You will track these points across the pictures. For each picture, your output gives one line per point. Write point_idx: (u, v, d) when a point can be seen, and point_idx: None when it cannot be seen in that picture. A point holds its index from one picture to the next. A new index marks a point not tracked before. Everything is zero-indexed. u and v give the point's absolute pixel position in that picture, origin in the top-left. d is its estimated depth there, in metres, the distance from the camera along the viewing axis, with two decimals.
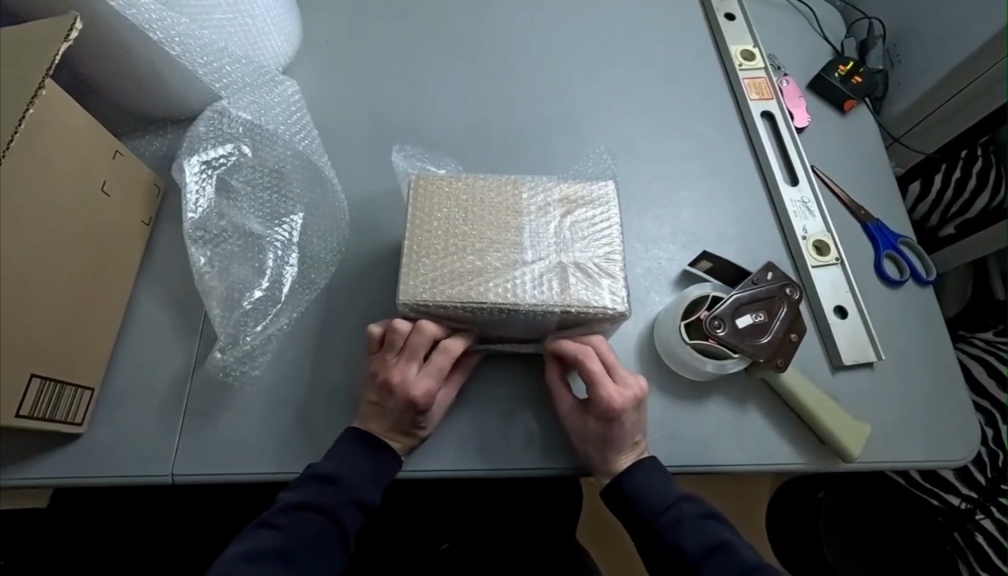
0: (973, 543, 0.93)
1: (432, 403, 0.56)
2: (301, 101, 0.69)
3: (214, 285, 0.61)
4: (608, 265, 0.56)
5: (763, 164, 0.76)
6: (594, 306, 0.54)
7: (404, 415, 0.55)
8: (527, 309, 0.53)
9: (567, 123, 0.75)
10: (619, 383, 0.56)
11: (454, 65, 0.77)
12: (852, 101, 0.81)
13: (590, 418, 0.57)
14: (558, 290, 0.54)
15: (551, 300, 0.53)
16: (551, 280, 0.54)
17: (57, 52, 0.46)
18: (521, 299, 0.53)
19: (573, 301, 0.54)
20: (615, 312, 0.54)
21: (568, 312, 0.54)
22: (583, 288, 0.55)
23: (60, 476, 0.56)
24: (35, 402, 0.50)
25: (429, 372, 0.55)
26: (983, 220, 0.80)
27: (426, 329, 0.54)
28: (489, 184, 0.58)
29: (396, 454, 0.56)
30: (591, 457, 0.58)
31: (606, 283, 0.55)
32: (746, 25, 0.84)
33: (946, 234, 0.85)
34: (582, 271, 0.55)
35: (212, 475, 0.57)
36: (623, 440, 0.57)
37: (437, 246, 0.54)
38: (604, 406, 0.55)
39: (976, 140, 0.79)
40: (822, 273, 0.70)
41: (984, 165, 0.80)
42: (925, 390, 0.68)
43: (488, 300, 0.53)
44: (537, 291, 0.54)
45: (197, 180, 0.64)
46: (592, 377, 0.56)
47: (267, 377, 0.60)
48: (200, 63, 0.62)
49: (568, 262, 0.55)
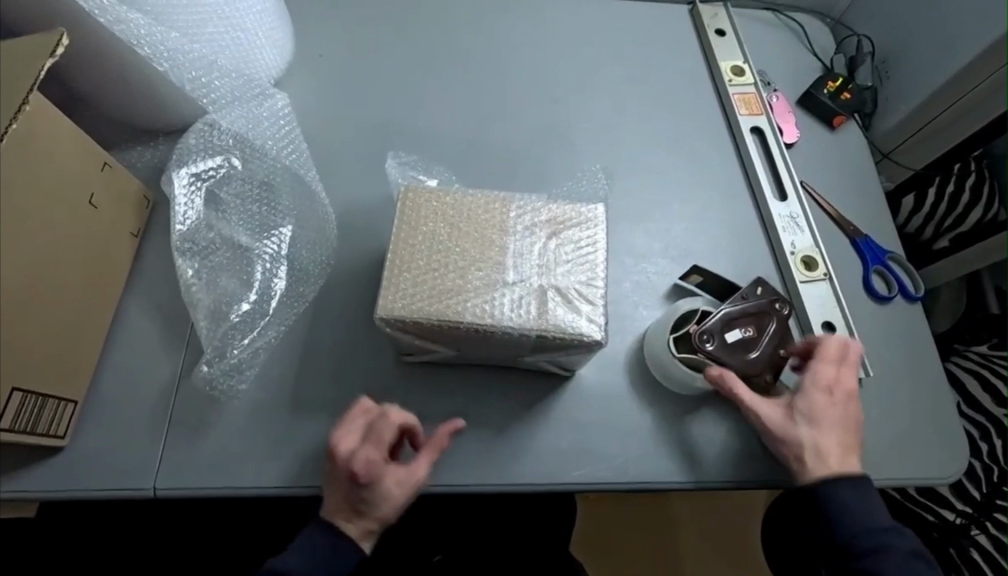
0: (967, 556, 0.91)
1: (378, 479, 0.53)
2: (291, 115, 0.70)
3: (201, 297, 0.61)
4: (590, 292, 0.53)
5: (753, 180, 0.76)
6: (572, 333, 0.51)
7: (349, 488, 0.54)
8: (502, 333, 0.51)
9: (559, 137, 0.76)
10: (846, 370, 0.61)
11: (445, 76, 0.78)
12: (840, 117, 0.81)
13: (819, 412, 0.59)
14: (536, 315, 0.51)
15: (528, 323, 0.51)
16: (530, 304, 0.52)
17: (43, 65, 0.47)
18: (498, 320, 0.51)
19: (551, 325, 0.51)
20: (592, 341, 0.51)
21: (544, 338, 0.51)
22: (563, 315, 0.52)
23: (42, 489, 0.55)
24: (17, 414, 0.50)
25: (370, 444, 0.54)
26: (979, 232, 0.83)
27: (392, 415, 0.55)
28: (476, 201, 0.55)
29: (354, 540, 0.55)
30: (818, 450, 0.58)
31: (586, 309, 0.52)
32: (736, 41, 0.85)
33: (940, 246, 0.87)
34: (562, 296, 0.52)
35: (196, 490, 0.56)
36: (845, 435, 0.59)
37: (420, 262, 0.52)
38: (827, 382, 0.60)
39: (969, 155, 0.81)
40: (811, 288, 0.70)
41: (977, 179, 0.82)
42: (914, 405, 0.68)
43: (465, 320, 0.50)
44: (514, 314, 0.51)
45: (186, 193, 0.64)
46: (823, 354, 0.62)
47: (253, 390, 0.60)
48: (189, 77, 0.62)
49: (550, 286, 0.53)
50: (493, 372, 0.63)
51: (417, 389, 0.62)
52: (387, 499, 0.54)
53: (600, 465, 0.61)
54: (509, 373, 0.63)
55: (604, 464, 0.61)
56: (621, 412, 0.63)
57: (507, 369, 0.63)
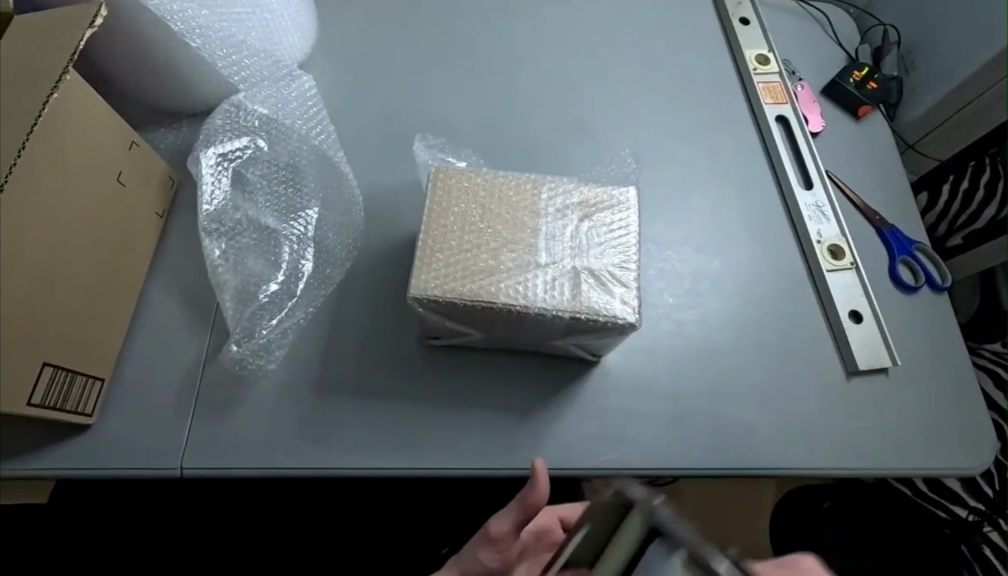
0: (979, 553, 0.95)
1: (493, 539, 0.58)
2: (318, 96, 0.70)
3: (228, 277, 0.61)
4: (623, 274, 0.52)
5: (778, 168, 0.76)
6: (606, 315, 0.51)
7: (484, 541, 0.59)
8: (536, 314, 0.51)
9: (582, 126, 0.75)
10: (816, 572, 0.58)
11: (471, 60, 0.77)
12: (866, 106, 0.81)
13: None
14: (570, 297, 0.51)
15: (562, 305, 0.51)
16: (564, 286, 0.51)
17: (81, 37, 0.48)
18: (532, 301, 0.51)
19: (584, 307, 0.51)
20: (626, 323, 0.51)
21: (577, 320, 0.51)
22: (596, 296, 0.51)
23: (72, 469, 0.55)
24: (47, 389, 0.50)
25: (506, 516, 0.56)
26: (991, 230, 0.83)
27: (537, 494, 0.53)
28: (508, 181, 0.55)
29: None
30: None
31: (620, 292, 0.52)
32: (760, 30, 0.84)
33: (953, 243, 0.88)
34: (595, 278, 0.52)
35: (222, 470, 0.56)
36: None
37: (453, 241, 0.52)
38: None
39: (983, 154, 0.80)
40: (837, 277, 0.70)
41: (991, 176, 0.82)
42: (941, 396, 0.67)
43: (498, 301, 0.50)
44: (548, 296, 0.51)
45: (213, 173, 0.63)
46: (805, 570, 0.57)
47: (282, 371, 0.60)
48: (220, 55, 0.62)
49: (583, 267, 0.52)
50: (521, 357, 0.63)
51: (444, 372, 0.61)
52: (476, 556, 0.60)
53: (628, 452, 0.60)
54: (536, 358, 0.63)
55: (630, 450, 0.60)
56: (649, 398, 0.63)
57: (533, 354, 0.63)
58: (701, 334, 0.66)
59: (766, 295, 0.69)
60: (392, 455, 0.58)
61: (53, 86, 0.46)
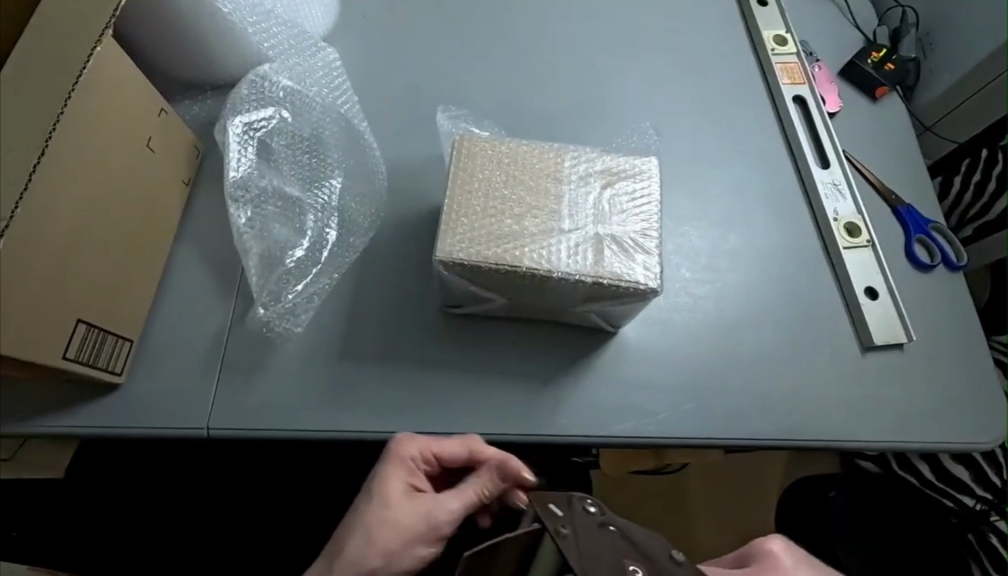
0: (986, 543, 0.93)
1: (432, 523, 0.54)
2: (342, 67, 0.71)
3: (254, 244, 0.62)
4: (645, 241, 0.53)
5: (795, 147, 0.76)
6: (628, 281, 0.52)
7: (412, 532, 0.54)
8: (559, 278, 0.52)
9: (601, 102, 0.76)
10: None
11: (491, 36, 0.78)
12: (884, 88, 0.81)
13: None
14: (593, 262, 0.52)
15: (585, 270, 0.51)
16: (587, 251, 0.52)
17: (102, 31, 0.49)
18: (555, 267, 0.51)
19: (606, 273, 0.52)
20: (648, 289, 0.52)
21: (599, 285, 0.52)
22: (618, 262, 0.52)
23: (101, 425, 0.56)
24: (80, 345, 0.52)
25: (451, 494, 0.55)
26: (998, 223, 0.82)
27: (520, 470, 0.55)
28: (531, 149, 0.56)
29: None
30: None
31: (641, 258, 0.52)
32: (778, 11, 0.84)
33: (964, 235, 0.87)
34: (618, 244, 0.53)
35: (246, 431, 0.57)
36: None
37: (478, 206, 0.52)
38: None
39: (996, 143, 0.80)
40: (853, 254, 0.70)
41: (1005, 167, 0.81)
42: (955, 373, 0.68)
43: (523, 265, 0.51)
44: (571, 261, 0.52)
45: (239, 142, 0.64)
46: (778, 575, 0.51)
47: (307, 335, 0.61)
48: (249, 22, 0.64)
49: (605, 234, 0.53)
50: (539, 326, 0.64)
51: (464, 341, 0.62)
52: (395, 549, 0.54)
53: (644, 420, 0.61)
54: (554, 327, 0.64)
55: (646, 419, 0.61)
56: (665, 368, 0.64)
57: (552, 323, 0.63)
58: (718, 307, 0.67)
59: (782, 271, 0.70)
60: (412, 419, 0.59)
61: (74, 80, 0.48)
